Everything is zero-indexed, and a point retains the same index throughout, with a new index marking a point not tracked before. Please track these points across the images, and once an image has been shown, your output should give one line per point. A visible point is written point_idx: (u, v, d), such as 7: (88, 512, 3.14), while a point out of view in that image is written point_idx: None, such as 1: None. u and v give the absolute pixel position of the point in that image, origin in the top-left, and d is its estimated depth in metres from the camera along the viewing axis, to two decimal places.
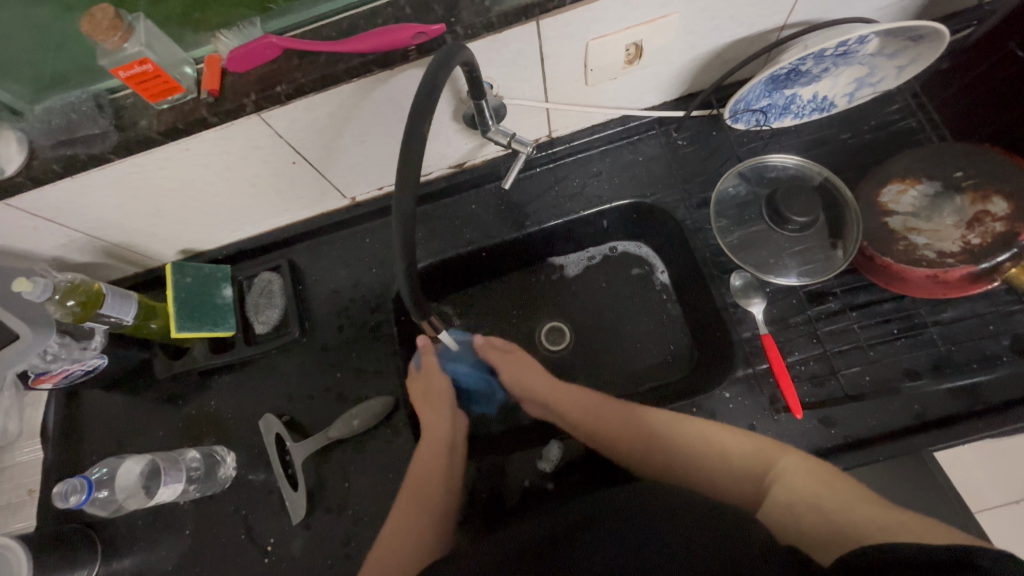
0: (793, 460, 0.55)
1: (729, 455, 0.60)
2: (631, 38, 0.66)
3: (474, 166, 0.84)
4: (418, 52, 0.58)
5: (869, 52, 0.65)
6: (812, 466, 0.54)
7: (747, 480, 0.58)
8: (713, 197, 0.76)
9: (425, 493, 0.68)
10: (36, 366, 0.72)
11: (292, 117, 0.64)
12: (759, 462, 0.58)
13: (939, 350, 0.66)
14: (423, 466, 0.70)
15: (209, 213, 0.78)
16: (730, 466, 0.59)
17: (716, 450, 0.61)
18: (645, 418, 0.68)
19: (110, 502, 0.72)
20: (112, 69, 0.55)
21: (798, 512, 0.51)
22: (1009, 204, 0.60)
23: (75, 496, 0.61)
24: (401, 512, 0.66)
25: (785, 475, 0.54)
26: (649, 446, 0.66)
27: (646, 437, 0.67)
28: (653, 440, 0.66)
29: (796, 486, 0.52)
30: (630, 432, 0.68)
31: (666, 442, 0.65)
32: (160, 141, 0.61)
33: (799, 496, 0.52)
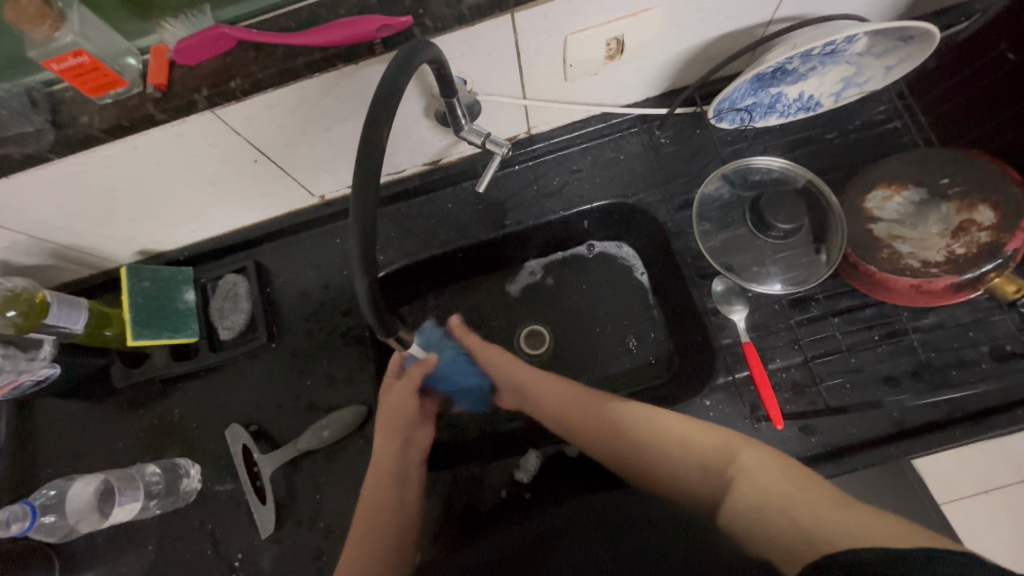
0: (755, 457, 0.53)
1: (693, 451, 0.58)
2: (612, 32, 0.62)
3: (449, 163, 0.80)
4: (384, 46, 0.55)
5: (857, 52, 0.63)
6: (772, 463, 0.52)
7: (711, 474, 0.55)
8: (697, 198, 0.73)
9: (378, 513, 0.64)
10: None
11: (249, 113, 0.59)
12: (721, 457, 0.56)
13: (919, 357, 0.65)
14: (373, 488, 0.66)
15: (165, 213, 0.73)
16: (694, 459, 0.57)
17: (679, 442, 0.59)
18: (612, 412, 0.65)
19: (57, 529, 0.68)
20: (43, 61, 0.50)
21: (766, 514, 0.47)
22: (995, 213, 0.59)
23: (17, 525, 0.58)
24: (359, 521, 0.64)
25: (745, 473, 0.52)
26: (617, 438, 0.64)
27: (615, 430, 0.64)
28: (621, 433, 0.63)
29: (765, 486, 0.49)
30: (598, 426, 0.66)
31: (632, 436, 0.62)
32: (102, 140, 0.56)
33: (767, 495, 0.49)
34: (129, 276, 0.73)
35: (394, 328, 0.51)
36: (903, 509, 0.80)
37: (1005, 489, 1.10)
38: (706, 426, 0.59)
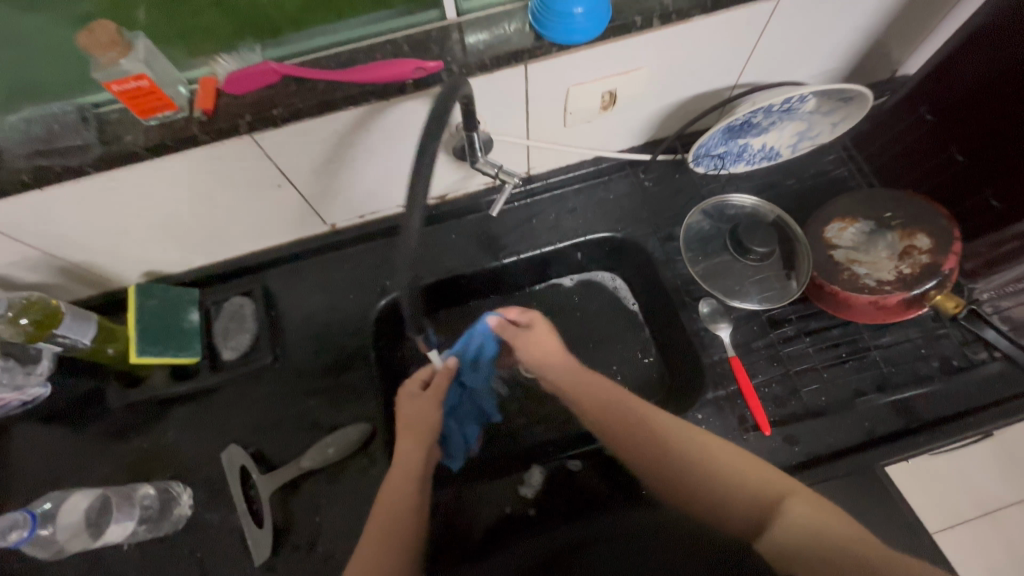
0: (805, 498, 0.55)
1: (745, 483, 0.58)
2: (607, 86, 0.73)
3: (456, 199, 0.87)
4: (414, 86, 0.62)
5: (808, 110, 0.75)
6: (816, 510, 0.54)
7: (755, 507, 0.57)
8: (680, 231, 0.83)
9: (399, 523, 0.62)
10: None
11: (285, 140, 0.65)
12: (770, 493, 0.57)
13: (881, 372, 0.73)
14: (395, 485, 0.65)
15: (183, 235, 0.76)
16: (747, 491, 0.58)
17: (729, 481, 0.59)
18: (654, 441, 0.64)
19: (49, 544, 0.64)
20: (105, 83, 0.54)
21: (798, 542, 0.51)
22: (931, 240, 0.67)
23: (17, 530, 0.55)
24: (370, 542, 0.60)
25: (789, 510, 0.54)
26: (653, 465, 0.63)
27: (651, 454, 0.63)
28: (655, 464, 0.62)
29: (801, 521, 0.53)
30: (649, 436, 0.65)
31: (673, 463, 0.62)
32: (144, 157, 0.60)
33: (805, 531, 0.52)
34: (137, 294, 0.75)
35: None
36: None
37: (971, 521, 1.16)
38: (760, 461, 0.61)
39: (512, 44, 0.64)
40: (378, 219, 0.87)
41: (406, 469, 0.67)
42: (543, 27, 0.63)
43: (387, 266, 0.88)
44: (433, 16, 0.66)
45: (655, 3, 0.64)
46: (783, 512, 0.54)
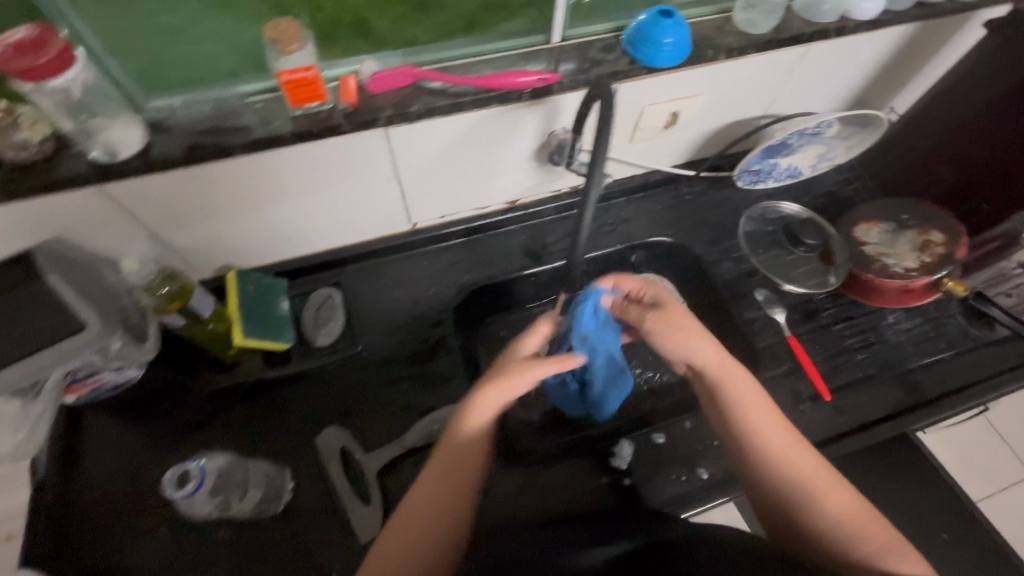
0: None
1: (869, 546, 0.55)
2: (673, 107, 0.85)
3: (524, 205, 0.96)
4: (531, 94, 0.72)
5: (831, 135, 0.92)
6: None
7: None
8: (741, 231, 0.95)
9: (432, 521, 0.59)
10: (92, 365, 0.65)
11: (410, 136, 0.73)
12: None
13: (905, 351, 0.85)
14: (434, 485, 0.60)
15: (283, 224, 0.80)
16: (868, 552, 0.55)
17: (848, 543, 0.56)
18: (798, 472, 0.59)
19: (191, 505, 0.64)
20: (277, 71, 0.61)
21: None
22: (943, 235, 0.83)
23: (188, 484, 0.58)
24: (396, 535, 0.58)
25: None
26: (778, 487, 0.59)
27: (785, 480, 0.59)
28: (784, 491, 0.59)
29: None
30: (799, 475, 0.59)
31: (804, 497, 0.58)
32: (290, 141, 0.66)
33: None
34: (238, 280, 0.76)
35: None
36: None
37: None
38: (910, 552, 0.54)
39: (610, 66, 0.75)
40: (455, 220, 0.94)
41: (443, 476, 0.61)
42: (636, 51, 0.75)
43: (462, 264, 0.94)
44: (539, 39, 0.77)
45: (722, 42, 0.78)
46: None
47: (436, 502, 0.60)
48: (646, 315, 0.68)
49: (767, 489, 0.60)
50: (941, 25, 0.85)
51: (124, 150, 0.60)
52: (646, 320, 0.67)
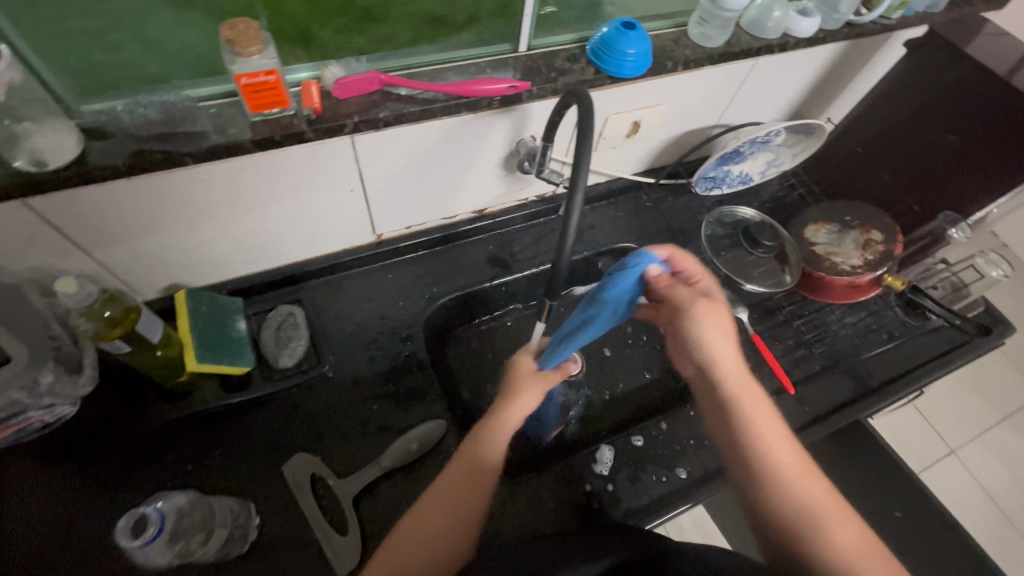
0: None
1: None
2: (635, 117, 0.88)
3: (492, 214, 0.96)
4: (502, 101, 0.71)
5: (778, 143, 0.98)
6: None
7: None
8: (703, 236, 0.97)
9: (460, 507, 0.59)
10: (19, 402, 0.58)
11: (378, 143, 0.70)
12: None
13: (854, 343, 0.91)
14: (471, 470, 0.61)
15: (238, 238, 0.74)
16: None
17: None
18: (806, 493, 0.56)
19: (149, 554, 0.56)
20: (235, 74, 0.57)
21: None
22: (882, 235, 0.90)
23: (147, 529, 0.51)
24: (438, 509, 0.59)
25: None
26: (817, 548, 0.52)
27: (815, 534, 0.53)
28: (821, 548, 0.52)
29: None
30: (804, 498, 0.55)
31: (807, 521, 0.54)
32: (249, 149, 0.61)
33: None
34: (189, 299, 0.71)
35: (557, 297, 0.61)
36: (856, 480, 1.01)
37: None
38: None
39: (577, 75, 0.76)
40: (423, 230, 0.91)
41: (475, 475, 0.61)
42: (600, 61, 0.76)
43: (430, 275, 0.91)
44: (505, 48, 0.76)
45: (680, 54, 0.81)
46: None
47: (466, 488, 0.60)
48: (696, 299, 0.64)
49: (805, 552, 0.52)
50: (868, 43, 0.93)
51: (54, 160, 0.54)
52: (687, 302, 0.64)
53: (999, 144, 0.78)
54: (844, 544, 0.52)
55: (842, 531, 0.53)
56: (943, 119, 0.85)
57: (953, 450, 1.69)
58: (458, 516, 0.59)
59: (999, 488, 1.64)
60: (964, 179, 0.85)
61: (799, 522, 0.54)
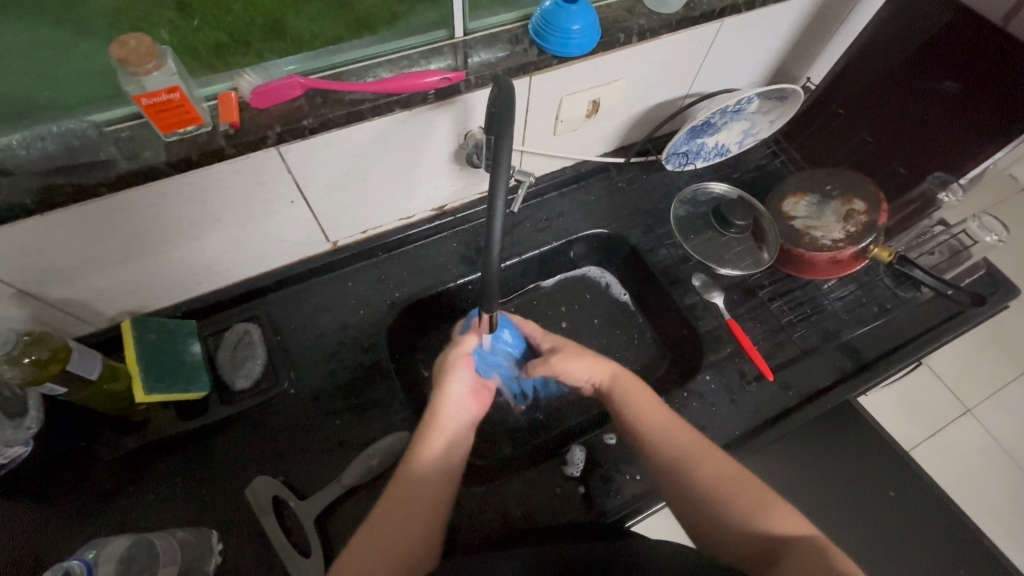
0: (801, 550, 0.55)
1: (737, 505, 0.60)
2: (593, 95, 0.82)
3: (453, 210, 0.92)
4: (437, 95, 0.67)
5: (751, 110, 0.91)
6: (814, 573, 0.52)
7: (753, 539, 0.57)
8: (670, 218, 0.94)
9: (421, 506, 0.60)
10: None
11: (309, 151, 0.66)
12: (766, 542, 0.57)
13: (842, 319, 0.86)
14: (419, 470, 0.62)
15: (180, 261, 0.72)
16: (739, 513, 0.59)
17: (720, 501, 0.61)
18: (671, 445, 0.65)
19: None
20: (134, 95, 0.53)
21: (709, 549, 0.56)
22: (866, 203, 0.84)
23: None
24: (396, 511, 0.59)
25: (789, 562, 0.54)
26: (731, 505, 0.60)
27: (725, 493, 0.61)
28: (734, 506, 0.60)
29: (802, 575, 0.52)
30: (678, 451, 0.65)
31: (680, 467, 0.64)
32: (165, 172, 0.58)
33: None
34: (134, 327, 0.69)
35: (491, 305, 0.62)
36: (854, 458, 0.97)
37: None
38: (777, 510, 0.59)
39: (519, 57, 0.70)
40: (380, 233, 0.88)
41: (434, 477, 0.62)
42: (544, 41, 0.70)
43: (392, 280, 0.88)
44: (441, 35, 0.71)
45: (633, 24, 0.74)
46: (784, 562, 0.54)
47: (429, 488, 0.61)
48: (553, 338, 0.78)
49: (729, 519, 0.59)
50: None
51: None
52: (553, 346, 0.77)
53: (991, 94, 0.71)
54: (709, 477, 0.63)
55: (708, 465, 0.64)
56: (931, 68, 0.77)
57: (969, 409, 1.64)
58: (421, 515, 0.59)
59: (1018, 446, 1.59)
60: (954, 135, 0.78)
61: (709, 491, 0.62)
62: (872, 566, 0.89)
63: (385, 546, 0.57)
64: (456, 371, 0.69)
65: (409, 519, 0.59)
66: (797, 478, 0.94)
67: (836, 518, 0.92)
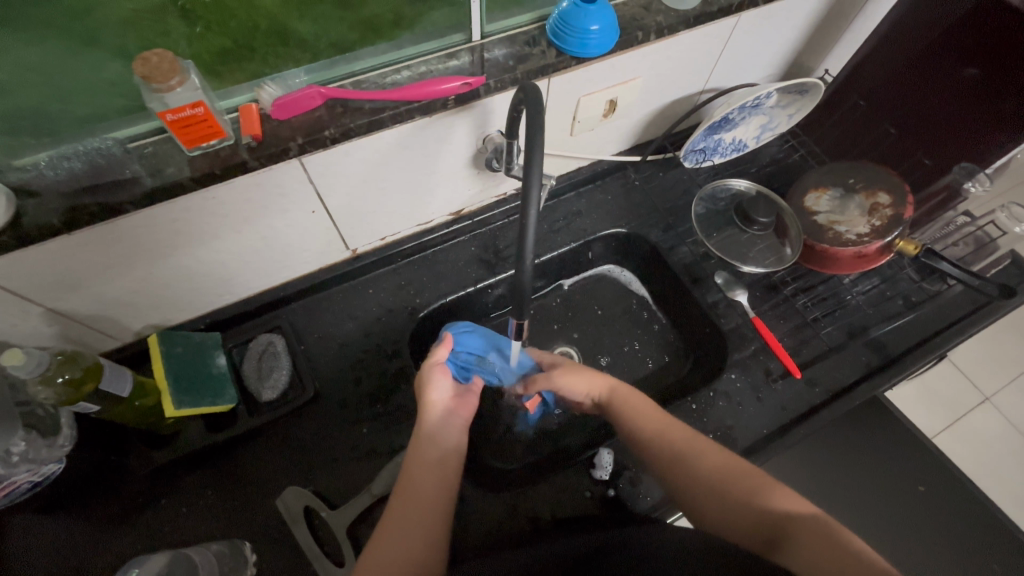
0: (801, 530, 0.54)
1: (738, 491, 0.60)
2: (610, 95, 0.81)
3: (471, 213, 0.91)
4: (456, 101, 0.66)
5: (769, 105, 0.90)
6: (813, 551, 0.52)
7: (759, 526, 0.58)
8: (690, 216, 0.93)
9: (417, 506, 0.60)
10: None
11: (330, 161, 0.66)
12: (770, 527, 0.57)
13: (867, 313, 0.85)
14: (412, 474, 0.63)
15: (203, 275, 0.72)
16: (739, 499, 0.60)
17: (719, 491, 0.61)
18: (666, 442, 0.66)
19: None
20: (159, 112, 0.53)
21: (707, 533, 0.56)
22: (890, 196, 0.83)
23: None
24: (394, 516, 0.60)
25: (790, 543, 0.54)
26: (728, 492, 0.61)
27: (719, 482, 0.62)
28: (731, 492, 0.61)
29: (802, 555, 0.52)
30: (670, 447, 0.66)
31: (676, 463, 0.65)
32: (190, 187, 0.58)
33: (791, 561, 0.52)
34: (162, 342, 0.69)
35: (522, 310, 0.61)
36: (880, 452, 0.97)
37: None
38: (778, 489, 0.60)
39: (537, 59, 0.70)
40: (398, 240, 0.87)
41: (426, 477, 0.62)
42: (562, 42, 0.69)
43: (412, 286, 0.88)
44: (458, 38, 0.71)
45: (651, 21, 0.73)
46: (787, 544, 0.54)
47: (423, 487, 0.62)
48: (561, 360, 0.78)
49: (730, 506, 0.60)
50: None
51: None
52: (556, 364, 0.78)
53: (1012, 83, 0.70)
54: (704, 465, 0.64)
55: (703, 454, 0.64)
56: (952, 57, 0.76)
57: (988, 397, 1.62)
58: (418, 515, 0.60)
59: None
60: (976, 125, 0.77)
61: (708, 483, 0.62)
62: (900, 562, 0.89)
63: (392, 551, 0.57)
64: (434, 381, 0.70)
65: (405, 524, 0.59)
66: (823, 475, 0.94)
67: (863, 513, 0.91)
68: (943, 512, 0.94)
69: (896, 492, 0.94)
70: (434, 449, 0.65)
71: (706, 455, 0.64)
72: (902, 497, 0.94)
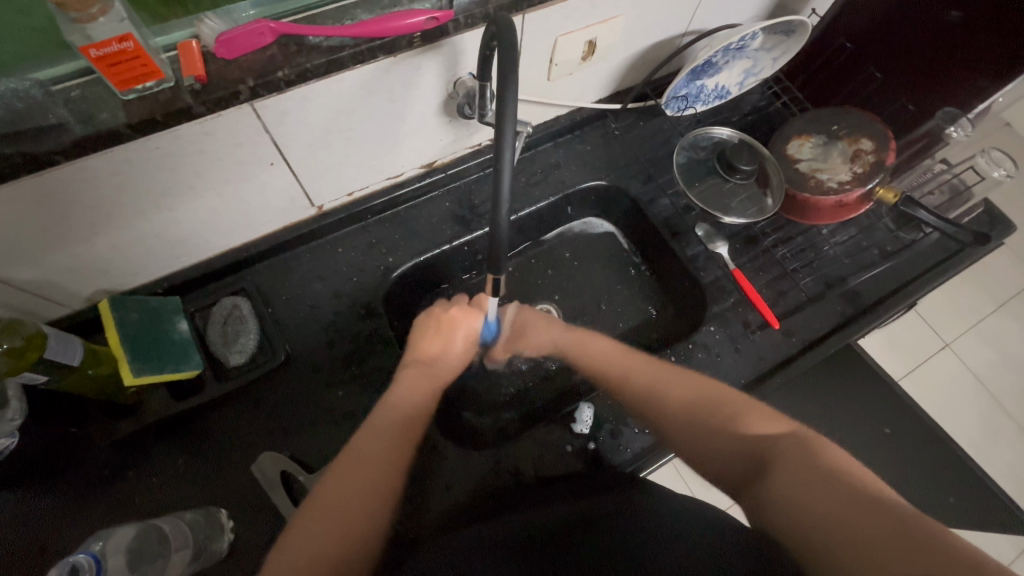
0: (788, 446, 0.55)
1: (715, 419, 0.62)
2: (589, 35, 0.76)
3: (444, 166, 0.87)
4: (423, 38, 0.60)
5: (754, 47, 0.87)
6: (796, 472, 0.52)
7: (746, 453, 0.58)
8: (673, 167, 0.90)
9: (370, 467, 0.59)
10: None
11: (286, 108, 0.60)
12: (755, 449, 0.57)
13: (845, 264, 0.85)
14: (379, 422, 0.63)
15: (153, 234, 0.67)
16: (717, 423, 0.61)
17: (695, 420, 0.63)
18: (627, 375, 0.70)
19: None
20: (81, 47, 0.46)
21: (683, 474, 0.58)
22: (873, 143, 0.82)
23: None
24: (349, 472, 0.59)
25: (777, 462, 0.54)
26: (706, 427, 0.62)
27: (693, 411, 0.63)
28: (709, 420, 0.62)
29: (786, 475, 0.52)
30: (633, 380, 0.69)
31: (644, 397, 0.67)
32: (127, 136, 0.52)
33: (781, 484, 0.52)
34: (114, 309, 0.65)
35: (501, 263, 0.58)
36: (849, 398, 1.00)
37: None
38: (759, 414, 0.61)
39: None
40: (367, 195, 0.83)
41: (385, 444, 0.61)
42: None
43: (384, 243, 0.84)
44: None
45: None
46: (774, 464, 0.54)
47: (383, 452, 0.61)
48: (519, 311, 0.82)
49: (709, 435, 0.61)
50: None
51: None
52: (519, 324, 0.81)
53: (1002, 21, 0.68)
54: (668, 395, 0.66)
55: (660, 384, 0.67)
56: None
57: (948, 343, 1.69)
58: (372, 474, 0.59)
59: (992, 375, 1.66)
60: (964, 67, 0.75)
61: (679, 413, 0.64)
62: None
63: (347, 500, 0.56)
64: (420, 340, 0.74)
65: (358, 485, 0.58)
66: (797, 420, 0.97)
67: None
68: (907, 452, 1.00)
69: (861, 434, 0.99)
70: (409, 409, 0.65)
71: (670, 387, 0.66)
72: (868, 437, 0.99)
